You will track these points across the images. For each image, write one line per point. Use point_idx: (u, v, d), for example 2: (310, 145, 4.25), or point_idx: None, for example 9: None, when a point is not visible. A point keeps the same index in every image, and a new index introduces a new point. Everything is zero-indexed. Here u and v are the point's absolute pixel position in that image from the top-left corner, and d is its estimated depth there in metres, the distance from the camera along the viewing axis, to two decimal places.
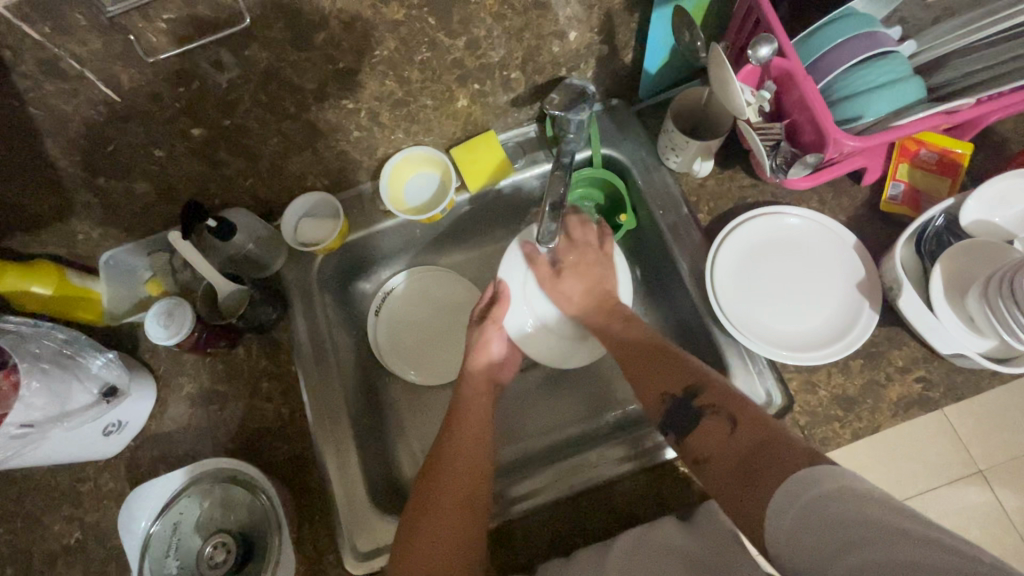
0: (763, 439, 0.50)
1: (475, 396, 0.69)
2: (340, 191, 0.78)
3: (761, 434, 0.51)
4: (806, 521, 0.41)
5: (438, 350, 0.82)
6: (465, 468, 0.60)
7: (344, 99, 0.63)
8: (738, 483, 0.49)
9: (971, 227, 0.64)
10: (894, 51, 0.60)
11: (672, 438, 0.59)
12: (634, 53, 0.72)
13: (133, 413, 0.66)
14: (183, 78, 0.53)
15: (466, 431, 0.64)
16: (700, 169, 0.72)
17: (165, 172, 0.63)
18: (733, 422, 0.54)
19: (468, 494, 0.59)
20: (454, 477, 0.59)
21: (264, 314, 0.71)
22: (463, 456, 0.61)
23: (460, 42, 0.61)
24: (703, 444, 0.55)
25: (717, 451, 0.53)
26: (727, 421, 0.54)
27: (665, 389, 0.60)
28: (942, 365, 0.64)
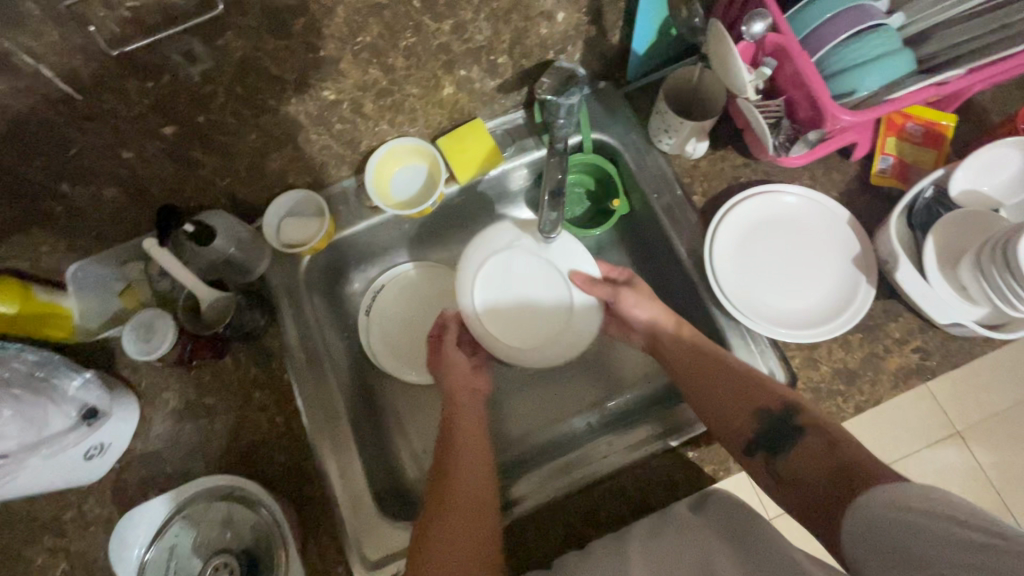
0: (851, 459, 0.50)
1: (467, 405, 0.66)
2: (323, 187, 0.75)
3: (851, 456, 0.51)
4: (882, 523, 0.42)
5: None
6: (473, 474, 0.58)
7: (325, 89, 0.59)
8: (828, 497, 0.49)
9: (959, 198, 0.65)
10: (884, 23, 0.59)
11: (762, 458, 0.57)
12: (621, 33, 0.70)
13: (116, 434, 0.62)
14: (151, 72, 0.49)
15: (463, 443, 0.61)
16: (693, 151, 0.72)
17: (136, 174, 0.59)
18: (835, 440, 0.53)
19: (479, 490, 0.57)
20: (461, 479, 0.57)
21: (251, 321, 0.67)
22: (467, 469, 0.59)
23: (445, 26, 0.58)
24: (801, 463, 0.54)
25: (817, 467, 0.53)
26: (827, 438, 0.54)
27: (759, 404, 0.58)
28: (937, 334, 0.66)
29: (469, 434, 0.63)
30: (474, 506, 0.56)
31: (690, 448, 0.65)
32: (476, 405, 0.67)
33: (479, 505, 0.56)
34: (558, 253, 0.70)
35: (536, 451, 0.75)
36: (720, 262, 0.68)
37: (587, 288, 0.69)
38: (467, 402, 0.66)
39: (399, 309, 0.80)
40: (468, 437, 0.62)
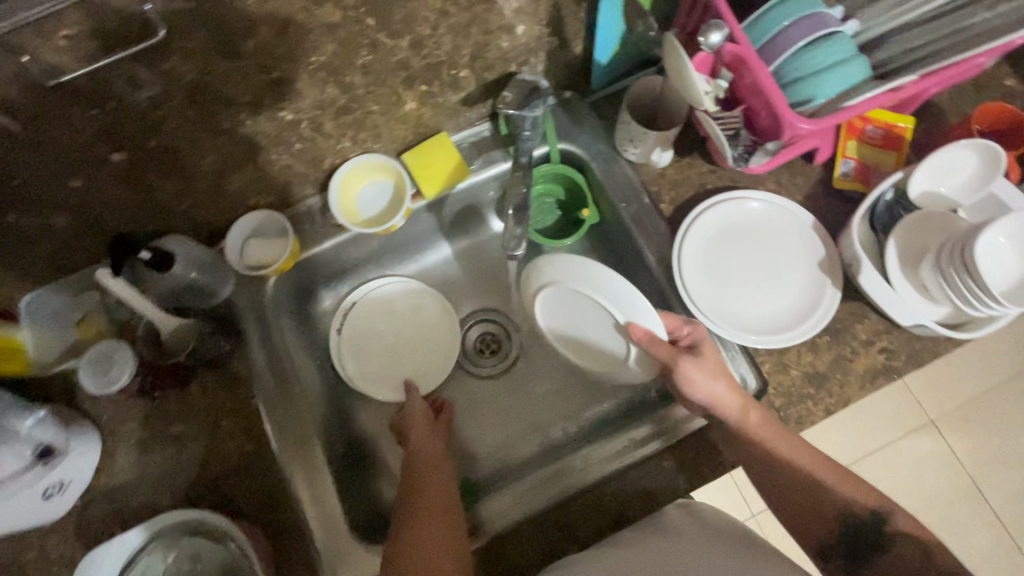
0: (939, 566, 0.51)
1: (428, 441, 0.65)
2: (287, 206, 0.73)
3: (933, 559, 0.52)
4: None
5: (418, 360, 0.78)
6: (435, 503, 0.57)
7: (282, 109, 0.58)
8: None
9: (919, 199, 0.66)
10: (838, 31, 0.60)
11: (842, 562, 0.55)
12: (583, 44, 0.70)
13: (75, 471, 0.60)
14: (95, 99, 0.47)
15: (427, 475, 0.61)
16: (658, 160, 0.72)
17: (87, 203, 0.57)
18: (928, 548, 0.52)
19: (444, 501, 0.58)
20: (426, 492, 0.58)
21: (216, 347, 0.65)
22: (430, 496, 0.58)
23: (403, 42, 0.57)
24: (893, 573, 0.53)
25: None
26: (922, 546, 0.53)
27: (848, 509, 0.56)
28: (902, 334, 0.67)
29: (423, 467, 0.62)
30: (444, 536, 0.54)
31: (666, 457, 0.64)
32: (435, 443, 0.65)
33: (450, 527, 0.55)
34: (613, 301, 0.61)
35: (515, 466, 0.74)
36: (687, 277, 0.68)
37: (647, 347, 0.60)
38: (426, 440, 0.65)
39: (370, 330, 0.79)
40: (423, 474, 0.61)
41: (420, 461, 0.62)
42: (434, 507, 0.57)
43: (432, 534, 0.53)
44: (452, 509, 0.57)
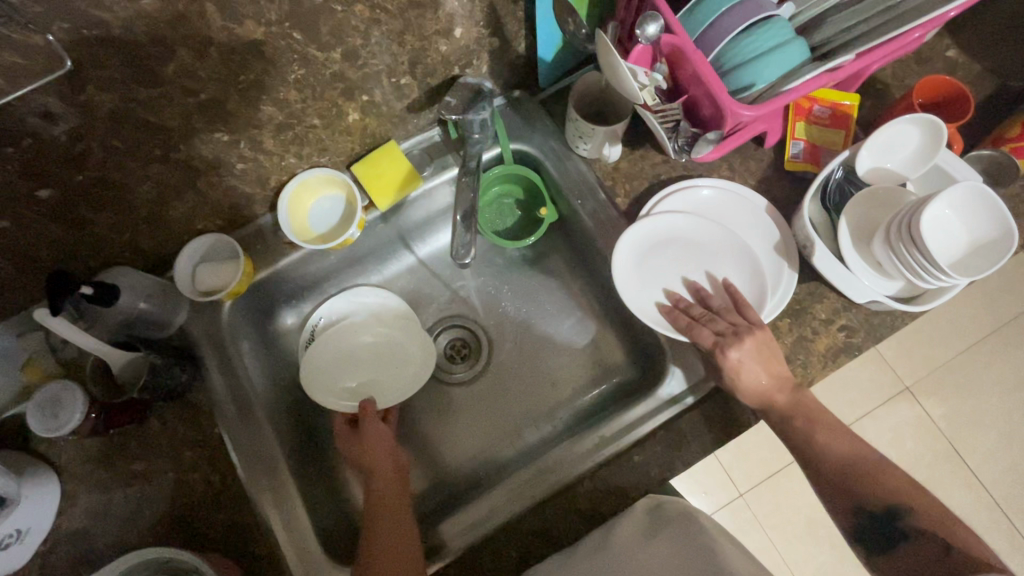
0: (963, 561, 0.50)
1: (388, 480, 0.64)
2: (239, 227, 0.72)
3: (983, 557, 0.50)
4: None
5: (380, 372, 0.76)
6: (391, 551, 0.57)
7: (217, 131, 0.57)
8: None
9: (867, 176, 0.67)
10: (776, 15, 0.60)
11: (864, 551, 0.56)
12: (526, 42, 0.69)
13: (33, 517, 0.58)
14: (9, 137, 0.45)
15: (385, 514, 0.60)
16: (610, 155, 0.71)
17: (19, 242, 0.55)
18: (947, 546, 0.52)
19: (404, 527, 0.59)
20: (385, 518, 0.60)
21: (171, 378, 0.63)
22: (393, 541, 0.58)
23: (335, 54, 0.56)
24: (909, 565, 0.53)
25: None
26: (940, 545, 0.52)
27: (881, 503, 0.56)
28: (860, 311, 0.67)
29: (381, 509, 0.61)
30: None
31: (637, 451, 0.64)
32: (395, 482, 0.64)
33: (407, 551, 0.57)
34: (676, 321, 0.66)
35: (492, 471, 0.74)
36: (635, 263, 0.68)
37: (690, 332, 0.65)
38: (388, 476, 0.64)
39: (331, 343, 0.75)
40: (382, 517, 0.60)
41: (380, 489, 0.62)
42: (393, 552, 0.56)
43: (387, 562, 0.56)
44: (410, 550, 0.57)
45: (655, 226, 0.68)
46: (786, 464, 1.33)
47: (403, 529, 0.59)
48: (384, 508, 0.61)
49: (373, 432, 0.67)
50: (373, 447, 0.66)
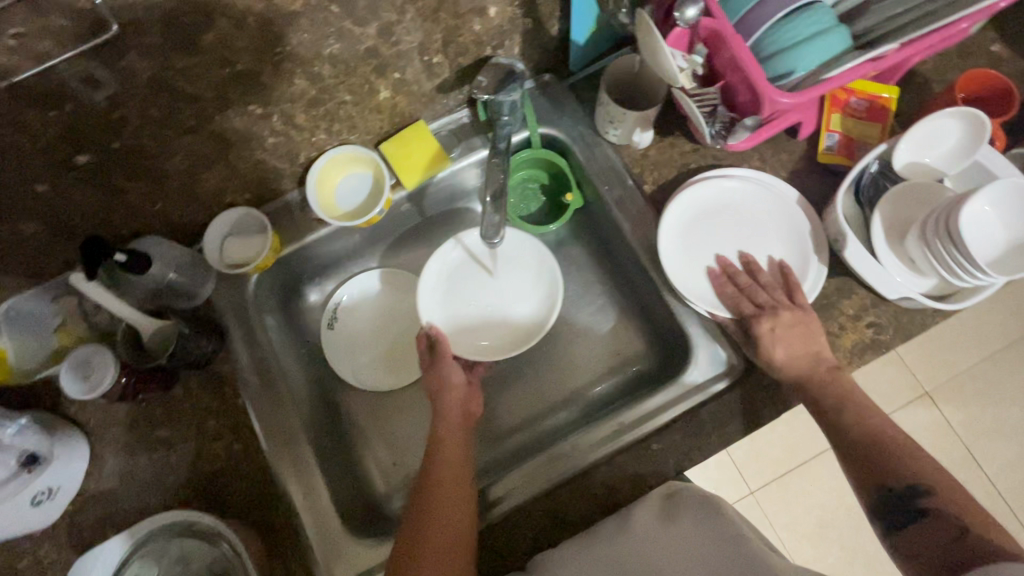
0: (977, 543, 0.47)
1: (451, 426, 0.64)
2: (266, 202, 0.72)
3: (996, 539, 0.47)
4: None
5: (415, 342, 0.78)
6: (449, 495, 0.57)
7: (250, 104, 0.57)
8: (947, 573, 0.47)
9: (904, 171, 0.65)
10: (817, 2, 0.59)
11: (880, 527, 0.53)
12: (558, 24, 0.68)
13: (64, 476, 0.60)
14: (52, 101, 0.46)
15: (445, 455, 0.61)
16: (641, 140, 0.70)
17: (55, 208, 0.56)
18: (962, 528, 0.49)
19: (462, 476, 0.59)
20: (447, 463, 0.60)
21: (198, 349, 0.64)
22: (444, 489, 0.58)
23: (370, 29, 0.56)
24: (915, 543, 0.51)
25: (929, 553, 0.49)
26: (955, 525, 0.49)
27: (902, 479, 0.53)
28: (890, 308, 0.66)
29: (443, 453, 0.61)
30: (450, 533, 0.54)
31: (656, 439, 0.64)
32: (455, 430, 0.64)
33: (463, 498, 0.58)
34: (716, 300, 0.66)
35: (508, 454, 0.74)
36: (675, 248, 0.68)
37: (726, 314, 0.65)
38: (454, 423, 0.65)
39: (364, 316, 0.79)
40: (441, 460, 0.61)
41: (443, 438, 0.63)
42: (449, 498, 0.57)
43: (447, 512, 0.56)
44: (459, 492, 0.58)
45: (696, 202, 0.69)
46: (792, 467, 1.32)
47: (460, 469, 0.60)
48: (443, 452, 0.62)
49: (447, 372, 0.68)
50: (443, 396, 0.67)
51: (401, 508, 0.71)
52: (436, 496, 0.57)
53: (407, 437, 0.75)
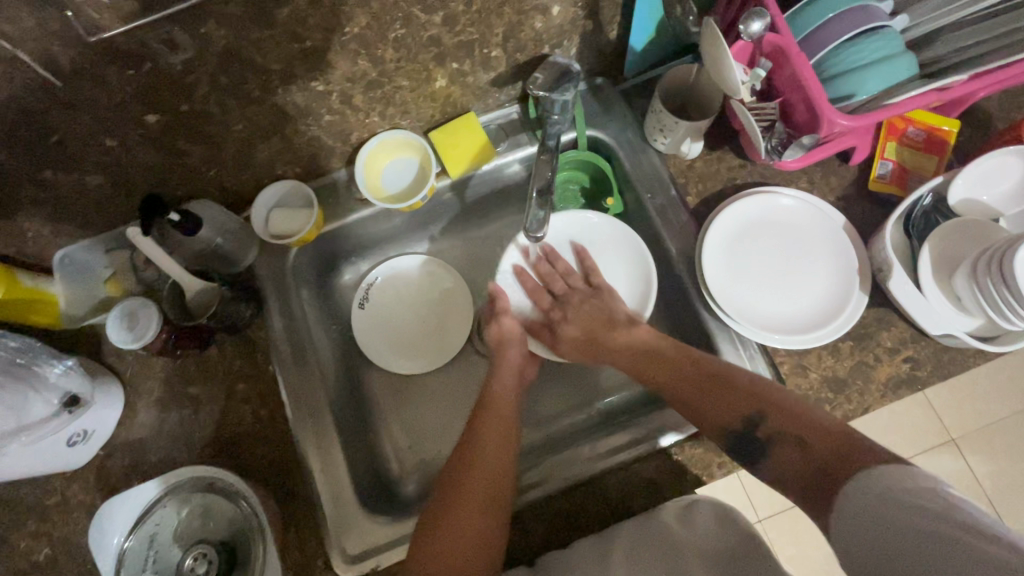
0: (844, 445, 0.45)
1: (504, 388, 0.66)
2: (313, 178, 0.74)
3: (843, 441, 0.46)
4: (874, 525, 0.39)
5: (450, 328, 0.79)
6: (491, 464, 0.59)
7: (313, 80, 0.59)
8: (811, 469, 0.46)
9: (959, 207, 0.64)
10: (887, 26, 0.58)
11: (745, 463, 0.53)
12: (618, 29, 0.69)
13: (99, 421, 0.62)
14: (132, 59, 0.48)
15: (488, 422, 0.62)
16: (689, 151, 0.70)
17: (121, 163, 0.58)
18: (803, 440, 0.49)
19: (494, 485, 0.58)
20: (478, 470, 0.58)
21: (236, 313, 0.67)
22: (463, 480, 0.58)
23: (436, 18, 0.57)
24: (778, 470, 0.50)
25: (792, 477, 0.48)
26: (796, 441, 0.49)
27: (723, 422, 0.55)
28: (930, 344, 0.64)
29: (489, 420, 0.62)
30: (485, 501, 0.56)
31: (675, 451, 0.63)
32: (506, 396, 0.65)
33: (488, 503, 0.56)
34: (755, 317, 0.66)
35: (524, 450, 0.74)
36: (721, 258, 0.68)
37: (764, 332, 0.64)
38: (507, 389, 0.66)
39: (401, 297, 0.80)
40: (485, 426, 0.62)
41: (478, 449, 0.60)
42: (475, 506, 0.56)
43: (472, 527, 0.55)
44: (505, 459, 0.60)
45: (741, 215, 0.69)
46: None
47: (504, 436, 0.61)
48: (487, 418, 0.63)
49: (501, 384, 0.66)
50: (500, 354, 0.69)
51: (413, 490, 0.72)
52: (479, 461, 0.59)
53: (426, 422, 0.76)
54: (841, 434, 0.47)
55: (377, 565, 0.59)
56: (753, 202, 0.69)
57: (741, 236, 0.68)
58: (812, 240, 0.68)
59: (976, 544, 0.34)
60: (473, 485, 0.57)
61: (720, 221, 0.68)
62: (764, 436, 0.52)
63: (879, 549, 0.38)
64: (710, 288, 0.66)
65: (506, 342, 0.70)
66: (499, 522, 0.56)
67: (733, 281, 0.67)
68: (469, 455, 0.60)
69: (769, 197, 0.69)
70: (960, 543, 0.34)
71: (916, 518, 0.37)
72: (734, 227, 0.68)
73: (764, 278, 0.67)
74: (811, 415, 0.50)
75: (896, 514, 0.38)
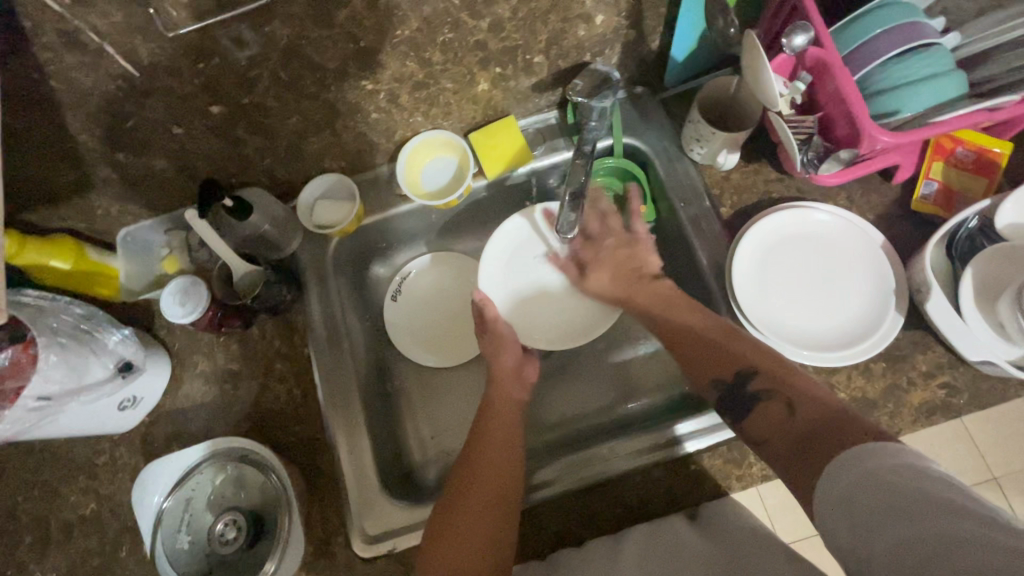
0: (828, 415, 0.48)
1: (505, 389, 0.68)
2: (357, 173, 0.77)
3: (828, 414, 0.48)
4: (857, 492, 0.40)
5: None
6: (498, 458, 0.60)
7: (364, 79, 0.62)
8: (812, 430, 0.48)
9: (1007, 231, 0.61)
10: (937, 43, 0.57)
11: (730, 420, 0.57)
12: (661, 39, 0.70)
13: (148, 389, 0.66)
14: (204, 55, 0.52)
15: (495, 425, 0.64)
16: (725, 162, 0.70)
17: (185, 150, 0.63)
18: (791, 407, 0.52)
19: (501, 479, 0.59)
20: (482, 465, 0.60)
21: (276, 295, 0.70)
22: (478, 470, 0.59)
23: (483, 23, 0.60)
24: (763, 428, 0.53)
25: (774, 432, 0.51)
26: (785, 405, 0.52)
27: (715, 373, 0.59)
28: (968, 371, 0.62)
29: (494, 420, 0.64)
30: (490, 497, 0.57)
31: (694, 460, 0.63)
32: (512, 401, 0.67)
33: (493, 497, 0.58)
34: (785, 330, 0.65)
35: (545, 448, 0.75)
36: (750, 264, 0.67)
37: (793, 346, 0.63)
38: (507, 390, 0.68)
39: (433, 291, 0.82)
40: (490, 425, 0.64)
41: (481, 445, 0.62)
42: (483, 506, 0.57)
43: (474, 526, 0.55)
44: (513, 466, 0.60)
45: (778, 226, 0.68)
46: None
47: (505, 438, 0.63)
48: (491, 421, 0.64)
49: (500, 389, 0.68)
50: (502, 352, 0.71)
51: (433, 478, 0.74)
52: (485, 460, 0.60)
53: (450, 414, 0.78)
54: (828, 407, 0.49)
55: (394, 547, 0.61)
56: (790, 214, 0.68)
57: (774, 248, 0.68)
58: (848, 257, 0.67)
59: (958, 524, 0.34)
60: (480, 479, 0.59)
61: (753, 231, 0.68)
62: (754, 392, 0.55)
63: (863, 526, 0.38)
64: (740, 298, 0.66)
65: (500, 345, 0.71)
66: (508, 521, 0.56)
67: (763, 290, 0.67)
68: (473, 455, 0.62)
69: (806, 211, 0.68)
70: (944, 522, 0.35)
71: (908, 499, 0.37)
72: (767, 239, 0.68)
73: (795, 290, 0.66)
74: (805, 383, 0.53)
75: (884, 494, 0.38)
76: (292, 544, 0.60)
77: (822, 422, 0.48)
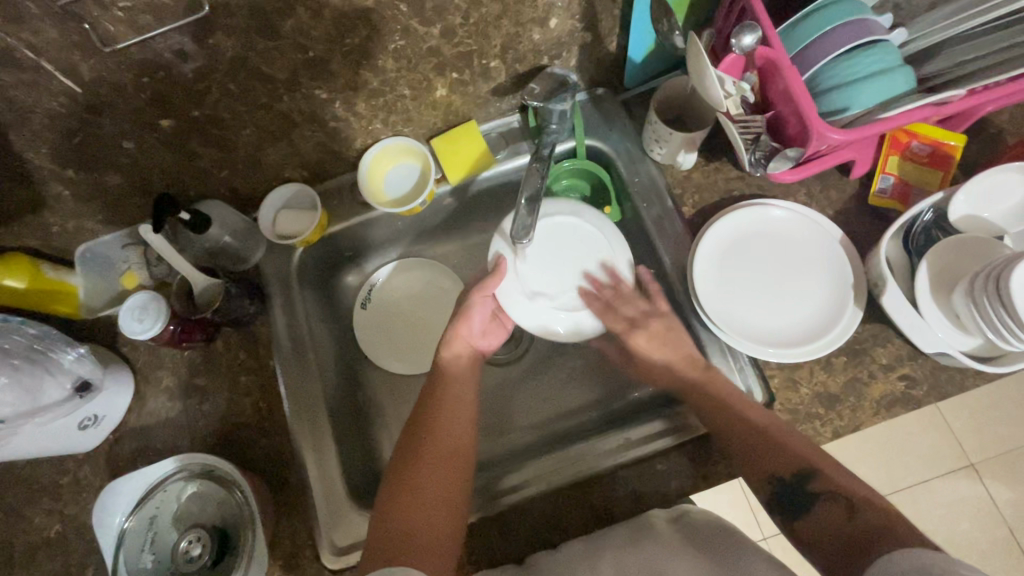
0: (881, 519, 0.48)
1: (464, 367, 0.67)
2: (320, 182, 0.77)
3: (881, 518, 0.48)
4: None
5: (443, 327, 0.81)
6: (457, 423, 0.62)
7: (317, 88, 0.61)
8: (860, 538, 0.48)
9: (960, 223, 0.62)
10: (883, 41, 0.58)
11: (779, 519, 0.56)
12: (618, 39, 0.70)
13: (110, 407, 0.66)
14: (148, 69, 0.52)
15: (446, 416, 0.62)
16: (684, 161, 0.71)
17: (138, 165, 0.62)
18: (853, 509, 0.51)
19: (458, 443, 0.60)
20: (436, 431, 0.60)
21: (239, 307, 0.70)
22: (432, 440, 0.60)
23: (434, 30, 0.59)
24: (814, 527, 0.53)
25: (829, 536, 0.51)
26: (846, 507, 0.52)
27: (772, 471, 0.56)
28: (927, 362, 0.63)
29: (448, 385, 0.64)
30: (447, 455, 0.59)
31: (661, 460, 0.64)
32: (466, 371, 0.67)
33: (450, 457, 0.59)
34: (747, 327, 0.65)
35: (517, 452, 0.75)
36: (711, 262, 0.68)
37: (754, 342, 0.64)
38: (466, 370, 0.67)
39: (402, 297, 0.82)
40: (447, 392, 0.64)
41: (439, 416, 0.61)
42: (434, 472, 0.57)
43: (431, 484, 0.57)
44: (462, 447, 0.60)
45: (739, 224, 0.69)
46: None
47: (459, 443, 0.60)
48: (444, 419, 0.61)
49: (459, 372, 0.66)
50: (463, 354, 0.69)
51: None
52: (444, 432, 0.60)
53: None
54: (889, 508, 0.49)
55: None
56: (750, 211, 0.69)
57: (735, 247, 0.68)
58: (809, 252, 0.67)
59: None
60: (437, 443, 0.59)
61: (714, 229, 0.68)
62: (813, 492, 0.54)
63: None
64: (700, 295, 0.66)
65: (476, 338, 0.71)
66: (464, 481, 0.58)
67: (726, 288, 0.67)
68: (420, 441, 0.60)
69: (764, 208, 0.69)
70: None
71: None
72: (727, 237, 0.68)
73: (759, 288, 0.67)
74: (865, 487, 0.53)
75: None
76: (256, 560, 0.59)
77: (878, 526, 0.48)
